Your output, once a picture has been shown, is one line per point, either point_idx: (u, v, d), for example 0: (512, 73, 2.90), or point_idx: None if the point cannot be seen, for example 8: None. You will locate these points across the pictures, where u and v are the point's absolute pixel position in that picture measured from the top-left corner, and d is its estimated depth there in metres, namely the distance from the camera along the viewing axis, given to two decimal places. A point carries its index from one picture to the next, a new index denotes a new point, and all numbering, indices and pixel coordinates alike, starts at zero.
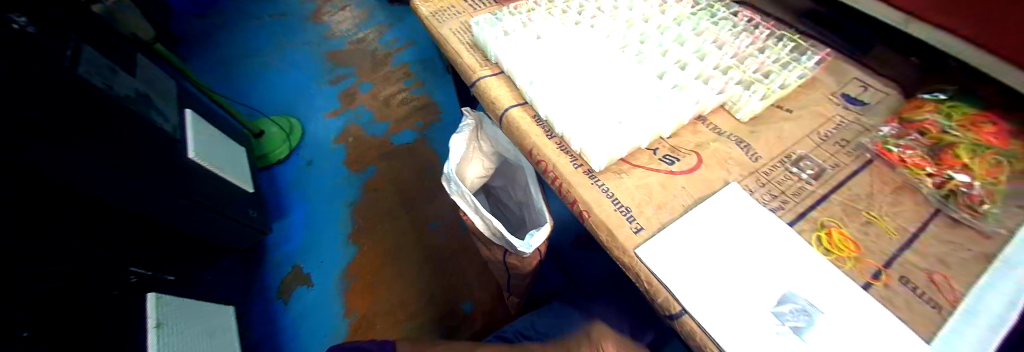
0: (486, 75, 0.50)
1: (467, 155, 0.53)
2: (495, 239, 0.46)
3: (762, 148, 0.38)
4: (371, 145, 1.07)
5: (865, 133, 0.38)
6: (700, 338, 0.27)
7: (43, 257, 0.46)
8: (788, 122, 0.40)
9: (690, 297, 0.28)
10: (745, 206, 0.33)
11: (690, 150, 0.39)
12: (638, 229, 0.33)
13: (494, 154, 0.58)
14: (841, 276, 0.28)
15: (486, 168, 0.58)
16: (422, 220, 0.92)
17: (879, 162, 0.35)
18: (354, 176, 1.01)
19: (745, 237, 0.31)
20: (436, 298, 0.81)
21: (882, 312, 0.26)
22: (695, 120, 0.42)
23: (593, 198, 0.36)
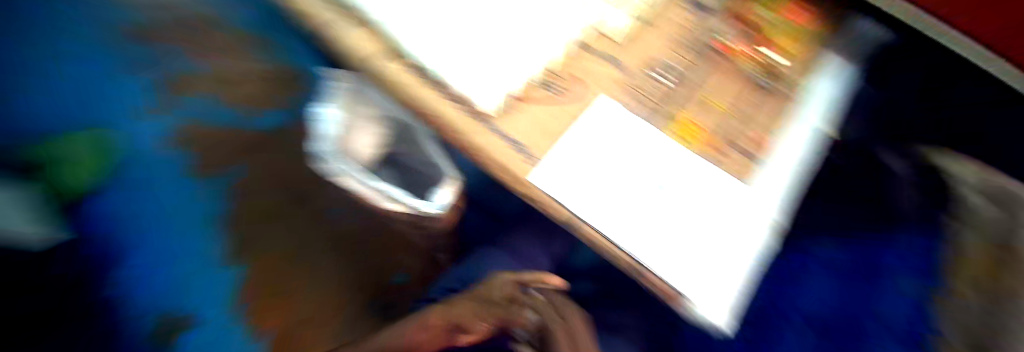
0: (340, 22, 0.38)
1: (350, 124, 0.53)
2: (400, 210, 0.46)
3: (631, 63, 0.44)
4: (228, 144, 0.85)
5: (707, 35, 0.48)
6: (598, 238, 0.34)
7: None
8: (651, 31, 0.47)
9: (591, 209, 0.34)
10: (616, 122, 0.40)
11: (575, 77, 0.41)
12: (537, 162, 0.35)
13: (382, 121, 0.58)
14: (680, 162, 0.39)
15: (375, 137, 0.58)
16: (320, 207, 0.85)
17: (722, 59, 0.46)
18: (211, 179, 0.81)
19: (621, 146, 0.39)
20: (362, 285, 0.82)
21: (710, 175, 0.39)
22: (579, 47, 0.43)
23: (490, 142, 0.35)
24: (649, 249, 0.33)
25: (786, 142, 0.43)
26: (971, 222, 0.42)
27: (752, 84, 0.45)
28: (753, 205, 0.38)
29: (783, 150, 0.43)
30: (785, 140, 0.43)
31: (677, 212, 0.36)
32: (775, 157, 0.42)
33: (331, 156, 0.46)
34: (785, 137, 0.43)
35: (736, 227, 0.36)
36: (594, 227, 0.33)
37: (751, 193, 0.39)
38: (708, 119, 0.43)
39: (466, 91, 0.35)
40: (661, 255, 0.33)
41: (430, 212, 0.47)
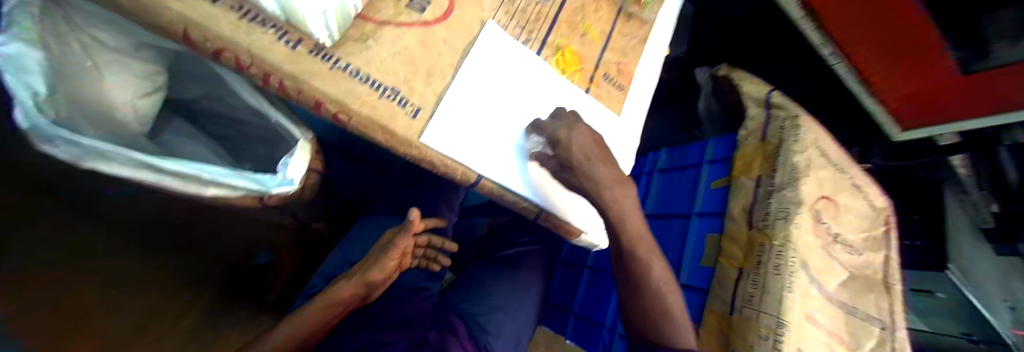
0: None
1: (62, 64, 0.31)
2: (222, 196, 0.35)
3: None
4: None
5: None
6: (500, 192, 0.33)
7: None
8: None
9: (485, 162, 0.32)
10: (504, 52, 0.36)
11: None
12: (416, 112, 0.30)
13: (139, 50, 0.36)
14: (565, 97, 0.39)
15: (136, 80, 0.39)
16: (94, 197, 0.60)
17: None
18: None
19: (512, 82, 0.35)
20: (208, 279, 0.68)
21: (592, 107, 0.40)
22: None
23: (341, 90, 0.27)
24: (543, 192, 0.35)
25: (648, 71, 0.47)
26: (746, 126, 0.53)
27: (613, 7, 0.47)
28: (626, 131, 0.43)
29: (648, 77, 0.47)
30: (645, 69, 0.47)
31: None
32: (639, 82, 0.46)
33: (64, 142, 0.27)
34: (644, 65, 0.47)
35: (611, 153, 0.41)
36: (496, 181, 0.33)
37: (624, 121, 0.43)
38: (586, 49, 0.43)
39: (281, 10, 0.26)
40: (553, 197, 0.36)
41: (276, 190, 0.37)
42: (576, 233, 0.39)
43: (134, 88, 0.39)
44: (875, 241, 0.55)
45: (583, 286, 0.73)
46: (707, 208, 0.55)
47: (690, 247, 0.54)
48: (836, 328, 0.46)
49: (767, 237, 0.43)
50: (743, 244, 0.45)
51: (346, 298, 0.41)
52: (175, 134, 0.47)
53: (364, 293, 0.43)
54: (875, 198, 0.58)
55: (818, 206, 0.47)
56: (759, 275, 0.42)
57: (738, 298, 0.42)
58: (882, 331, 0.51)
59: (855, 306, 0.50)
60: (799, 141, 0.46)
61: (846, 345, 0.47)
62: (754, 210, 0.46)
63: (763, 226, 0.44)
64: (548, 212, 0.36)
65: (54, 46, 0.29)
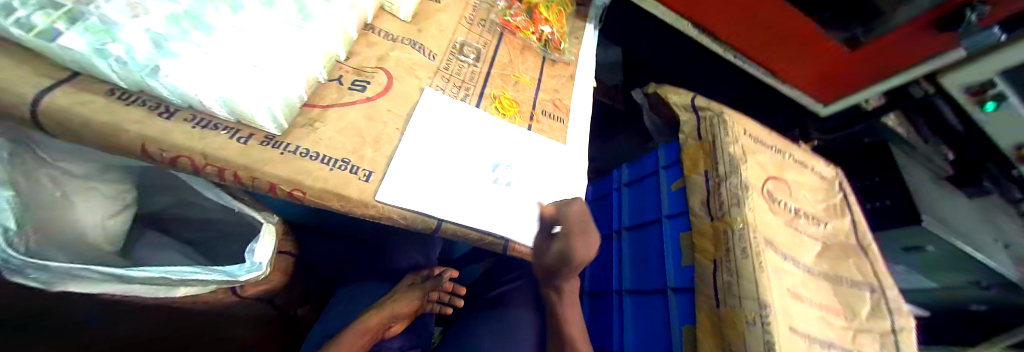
0: None
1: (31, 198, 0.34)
2: (189, 292, 0.35)
3: (433, 46, 0.45)
4: None
5: (491, 11, 0.54)
6: (461, 232, 0.35)
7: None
8: (440, 10, 0.49)
9: (440, 208, 0.34)
10: (443, 107, 0.40)
11: (381, 72, 0.40)
12: (369, 175, 0.33)
13: (109, 167, 0.40)
14: (509, 136, 0.42)
15: (109, 199, 0.41)
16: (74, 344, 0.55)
17: (508, 33, 0.53)
18: None
19: (455, 132, 0.39)
20: None
21: (535, 140, 0.44)
22: (363, 31, 0.42)
23: (293, 170, 0.30)
24: (503, 224, 0.37)
25: (582, 101, 0.53)
26: (683, 129, 0.58)
27: (538, 56, 0.54)
28: (574, 156, 0.47)
29: (584, 106, 0.53)
30: (579, 100, 0.53)
31: (517, 177, 0.40)
32: (576, 112, 0.51)
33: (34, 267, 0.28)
34: (577, 96, 0.53)
35: (562, 176, 0.44)
36: (456, 223, 0.34)
37: (570, 148, 0.47)
38: (521, 94, 0.48)
39: (231, 112, 0.29)
40: (516, 227, 0.38)
41: (246, 277, 0.37)
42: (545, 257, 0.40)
43: (103, 210, 0.40)
44: (836, 208, 0.58)
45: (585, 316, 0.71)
46: (673, 210, 0.57)
47: (668, 250, 0.55)
48: (826, 299, 0.47)
49: (727, 223, 0.45)
50: (711, 236, 0.47)
51: (373, 327, 0.44)
52: (147, 247, 0.47)
53: (386, 327, 0.47)
54: (823, 170, 0.62)
55: (767, 186, 0.50)
56: (730, 260, 0.43)
57: (720, 289, 0.43)
58: (871, 294, 0.51)
59: (838, 275, 0.51)
60: (728, 133, 0.51)
61: (843, 315, 0.47)
62: (710, 202, 0.48)
63: (721, 214, 0.46)
64: (514, 242, 0.37)
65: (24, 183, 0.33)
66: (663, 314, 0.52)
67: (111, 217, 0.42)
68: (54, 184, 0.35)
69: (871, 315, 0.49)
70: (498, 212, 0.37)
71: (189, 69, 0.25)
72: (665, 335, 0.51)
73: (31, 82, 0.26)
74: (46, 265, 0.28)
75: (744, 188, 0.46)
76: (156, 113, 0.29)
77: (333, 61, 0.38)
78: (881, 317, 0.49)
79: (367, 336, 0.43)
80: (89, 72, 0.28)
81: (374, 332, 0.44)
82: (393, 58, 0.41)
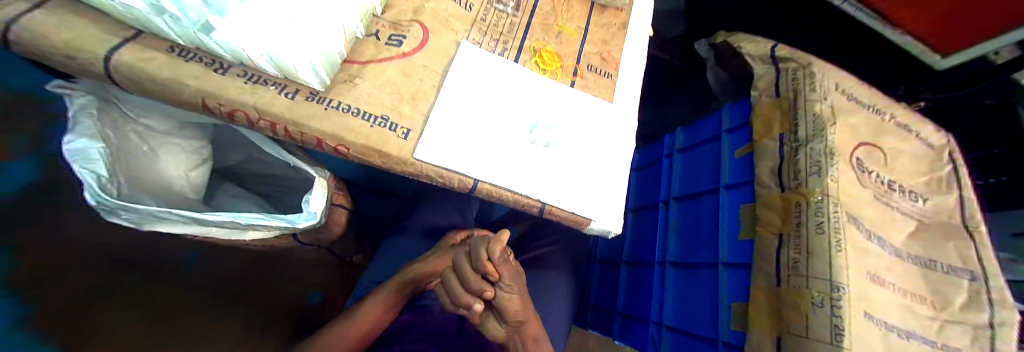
0: None
1: (123, 150, 0.40)
2: (254, 235, 0.39)
3: None
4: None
5: None
6: (498, 193, 0.34)
7: (184, 268, 0.75)
8: None
9: (479, 168, 0.33)
10: (482, 61, 0.37)
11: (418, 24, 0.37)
12: (407, 133, 0.32)
13: (183, 126, 0.45)
14: (552, 94, 0.39)
15: (191, 155, 0.47)
16: (171, 254, 0.74)
17: None
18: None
19: (495, 88, 0.37)
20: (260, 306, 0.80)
21: (581, 98, 0.41)
22: None
23: (336, 125, 0.30)
24: (544, 188, 0.35)
25: (635, 54, 0.47)
26: (756, 86, 0.51)
27: (585, 3, 0.48)
28: (624, 117, 0.43)
29: (636, 59, 0.47)
30: (631, 53, 0.47)
31: (560, 139, 0.38)
32: (627, 67, 0.46)
33: (120, 209, 0.34)
34: (629, 48, 0.47)
35: (610, 139, 0.41)
36: (493, 184, 0.33)
37: (620, 107, 0.43)
38: (564, 47, 0.43)
39: (276, 68, 0.29)
40: (555, 191, 0.36)
41: (304, 224, 0.39)
42: (585, 223, 0.37)
43: (185, 162, 0.47)
44: (944, 182, 0.48)
45: (622, 283, 0.70)
46: (733, 179, 0.51)
47: (722, 221, 0.50)
48: (910, 284, 0.40)
49: (802, 195, 0.39)
50: (778, 209, 0.42)
51: (409, 279, 0.47)
52: (224, 195, 0.54)
53: (426, 280, 0.49)
54: (932, 137, 0.51)
55: (857, 153, 0.42)
56: (799, 236, 0.38)
57: (782, 266, 0.39)
58: (975, 281, 0.43)
59: (932, 260, 0.43)
60: (815, 88, 0.43)
61: (929, 304, 0.40)
62: (781, 171, 0.43)
63: (794, 185, 0.40)
64: (551, 206, 0.35)
65: (113, 136, 0.39)
66: (711, 289, 0.49)
67: (194, 171, 0.48)
68: (138, 138, 0.41)
69: (968, 305, 0.41)
70: (538, 176, 0.35)
71: (235, 24, 0.25)
72: (710, 309, 0.48)
73: (106, 42, 0.28)
74: (129, 206, 0.34)
75: (829, 155, 0.39)
76: (212, 69, 0.30)
77: (370, 15, 0.37)
78: (983, 309, 0.41)
79: (404, 287, 0.47)
80: (152, 29, 0.29)
81: (408, 285, 0.47)
82: (430, 8, 0.39)
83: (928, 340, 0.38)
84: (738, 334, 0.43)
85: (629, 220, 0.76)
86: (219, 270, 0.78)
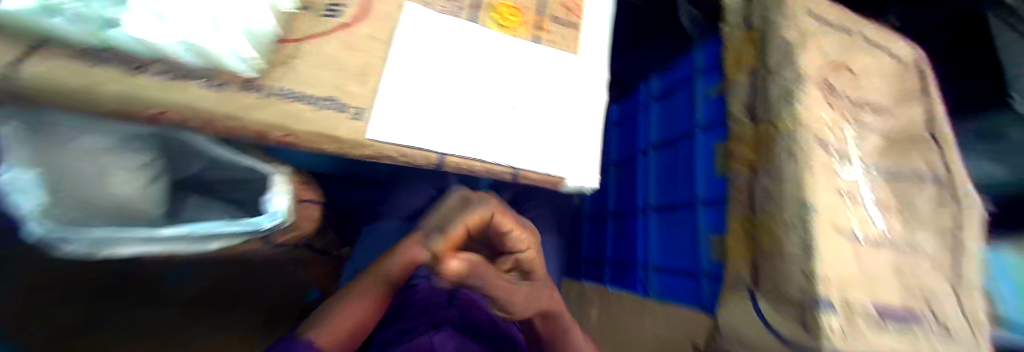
0: None
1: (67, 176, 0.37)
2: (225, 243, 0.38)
3: None
4: None
5: None
6: (462, 164, 0.33)
7: (171, 284, 0.76)
8: None
9: (441, 140, 0.32)
10: (434, 23, 0.35)
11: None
12: (359, 113, 0.30)
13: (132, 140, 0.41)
14: (512, 51, 0.37)
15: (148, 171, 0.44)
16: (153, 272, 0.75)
17: None
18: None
19: (450, 51, 0.34)
20: (251, 315, 0.81)
21: (545, 52, 0.39)
22: None
23: (280, 113, 0.28)
24: (513, 153, 0.34)
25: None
26: (727, 21, 0.50)
27: None
28: (593, 69, 0.41)
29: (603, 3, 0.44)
30: None
31: (524, 98, 0.36)
32: (593, 15, 0.43)
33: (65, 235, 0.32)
34: None
35: (578, 95, 0.39)
36: (459, 156, 0.32)
37: (588, 59, 0.41)
38: None
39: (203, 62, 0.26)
40: (525, 154, 0.35)
41: (270, 225, 0.38)
42: (557, 182, 0.37)
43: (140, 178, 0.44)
44: (913, 95, 0.48)
45: (609, 234, 0.72)
46: (708, 119, 0.51)
47: (698, 160, 0.51)
48: (878, 196, 0.42)
49: (771, 124, 0.39)
50: (749, 140, 0.42)
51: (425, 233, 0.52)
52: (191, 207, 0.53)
53: None
54: (906, 49, 0.50)
55: (826, 76, 0.42)
56: (770, 164, 0.38)
57: (757, 195, 0.39)
58: (938, 187, 0.44)
59: (898, 172, 0.44)
60: (785, 13, 0.42)
61: (897, 214, 0.42)
62: (751, 104, 0.43)
63: (765, 116, 0.40)
64: (523, 170, 0.35)
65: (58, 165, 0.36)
66: (690, 226, 0.51)
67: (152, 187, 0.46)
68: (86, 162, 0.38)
69: (931, 211, 0.43)
70: (506, 140, 0.34)
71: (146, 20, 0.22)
72: (689, 246, 0.50)
73: None
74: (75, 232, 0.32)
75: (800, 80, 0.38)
76: (131, 70, 0.26)
77: None
78: (945, 213, 0.43)
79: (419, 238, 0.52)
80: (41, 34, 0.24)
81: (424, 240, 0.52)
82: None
83: (896, 246, 0.40)
84: (716, 264, 0.45)
85: (612, 174, 0.76)
86: (207, 282, 0.78)
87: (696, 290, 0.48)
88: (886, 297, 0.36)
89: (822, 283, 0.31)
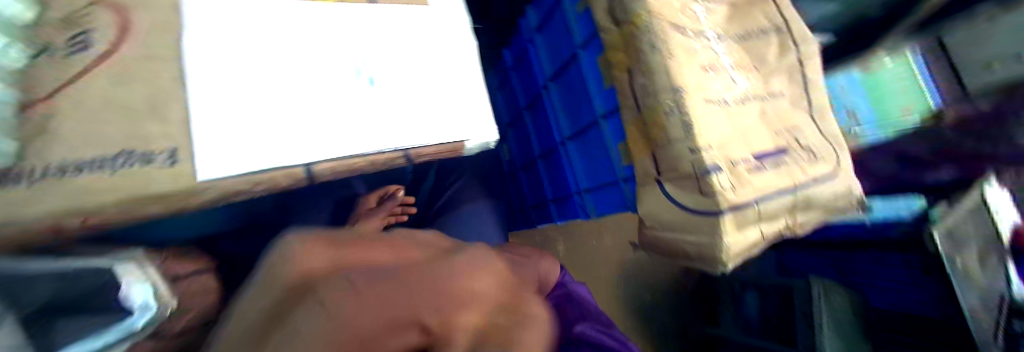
0: None
1: None
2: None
3: None
4: None
5: None
6: (339, 166, 0.27)
7: None
8: None
9: (299, 151, 0.25)
10: (227, 10, 0.26)
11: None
12: (172, 156, 0.21)
13: None
14: (350, 18, 0.30)
15: None
16: None
17: None
18: None
19: (265, 40, 0.27)
20: None
21: (391, 8, 0.33)
22: None
23: (63, 197, 0.19)
24: (396, 134, 0.29)
25: None
26: None
27: None
28: (452, 15, 0.36)
29: None
30: None
31: (385, 68, 0.30)
32: None
33: None
34: None
35: (446, 46, 0.34)
36: (330, 160, 0.26)
37: (442, 6, 0.36)
38: None
39: None
40: (410, 130, 0.30)
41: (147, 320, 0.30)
42: (457, 147, 0.33)
43: None
44: None
45: (544, 175, 0.73)
46: (585, 36, 0.51)
47: (588, 79, 0.52)
48: (739, 59, 0.46)
49: (633, 24, 0.41)
50: (621, 45, 0.43)
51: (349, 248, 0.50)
52: None
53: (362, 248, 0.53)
54: None
55: None
56: (640, 63, 0.41)
57: (640, 93, 0.42)
58: (780, 34, 0.50)
59: (749, 31, 0.49)
60: None
61: (755, 69, 0.48)
62: (614, 9, 0.43)
63: (625, 17, 0.41)
64: (416, 148, 0.30)
65: None
66: (601, 142, 0.53)
67: None
68: None
69: (780, 57, 0.49)
70: (378, 122, 0.29)
71: None
72: (605, 161, 0.53)
73: None
74: None
75: None
76: None
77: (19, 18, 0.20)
78: (790, 54, 0.50)
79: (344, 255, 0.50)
80: None
81: None
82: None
83: (758, 96, 0.46)
84: (629, 167, 0.48)
85: (528, 120, 0.76)
86: None
87: (620, 196, 0.52)
88: (760, 143, 0.42)
89: (703, 152, 0.36)
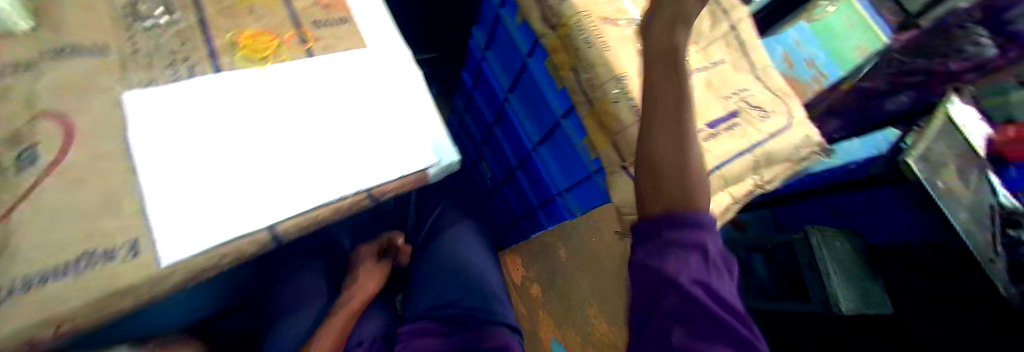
0: None
1: None
2: None
3: (90, 32, 0.27)
4: None
5: None
6: (301, 222, 0.27)
7: None
8: None
9: (257, 215, 0.26)
10: (167, 98, 0.27)
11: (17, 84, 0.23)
12: (135, 247, 0.22)
13: None
14: (287, 77, 0.31)
15: None
16: None
17: None
18: None
19: (208, 116, 0.28)
20: None
21: (329, 60, 0.34)
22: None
23: (30, 312, 0.19)
24: (353, 177, 0.30)
25: None
26: None
27: None
28: (391, 51, 0.37)
29: None
30: None
31: (330, 117, 0.31)
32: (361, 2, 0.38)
33: None
34: None
35: (390, 82, 0.35)
36: (290, 218, 0.27)
37: (378, 45, 0.37)
38: (270, 22, 0.33)
39: None
40: (366, 170, 0.30)
41: None
42: (419, 177, 0.33)
43: None
44: None
45: (526, 184, 0.75)
46: (528, 44, 0.53)
47: (542, 85, 0.54)
48: None
49: (565, 26, 0.43)
50: (562, 49, 0.45)
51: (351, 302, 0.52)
52: None
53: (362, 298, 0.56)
54: None
55: None
56: (582, 61, 0.43)
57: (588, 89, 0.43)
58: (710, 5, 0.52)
59: None
60: None
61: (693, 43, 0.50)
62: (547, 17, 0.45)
63: (558, 24, 0.44)
64: (376, 187, 0.30)
65: None
66: (568, 140, 0.55)
67: None
68: None
69: (713, 25, 0.52)
70: (332, 171, 0.29)
71: None
72: (576, 158, 0.54)
73: None
74: None
75: None
76: None
77: None
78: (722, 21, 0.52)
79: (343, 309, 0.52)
80: None
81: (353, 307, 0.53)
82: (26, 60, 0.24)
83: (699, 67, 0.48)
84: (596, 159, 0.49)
85: (499, 134, 0.77)
86: None
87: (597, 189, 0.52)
88: (711, 111, 0.44)
89: None
